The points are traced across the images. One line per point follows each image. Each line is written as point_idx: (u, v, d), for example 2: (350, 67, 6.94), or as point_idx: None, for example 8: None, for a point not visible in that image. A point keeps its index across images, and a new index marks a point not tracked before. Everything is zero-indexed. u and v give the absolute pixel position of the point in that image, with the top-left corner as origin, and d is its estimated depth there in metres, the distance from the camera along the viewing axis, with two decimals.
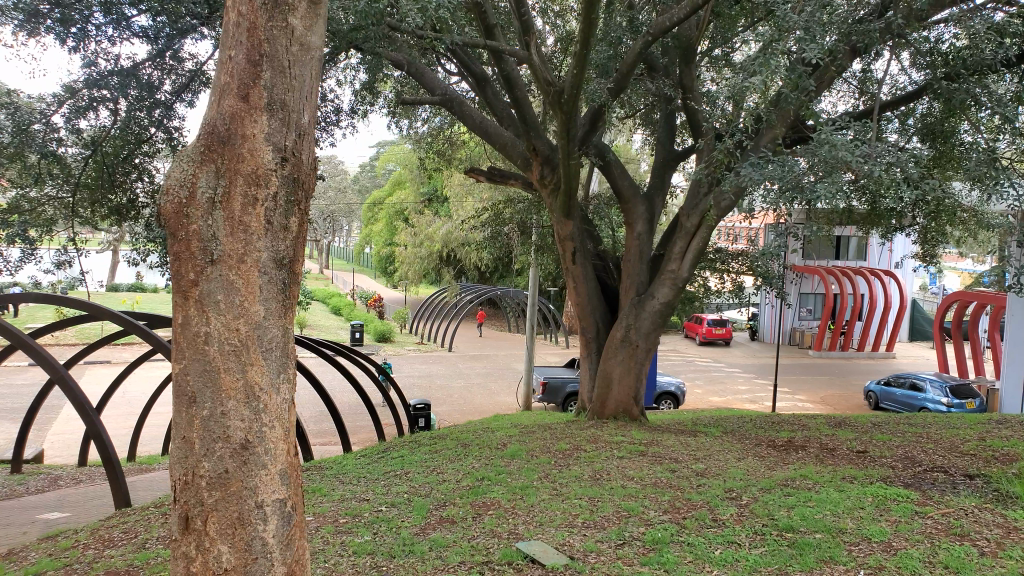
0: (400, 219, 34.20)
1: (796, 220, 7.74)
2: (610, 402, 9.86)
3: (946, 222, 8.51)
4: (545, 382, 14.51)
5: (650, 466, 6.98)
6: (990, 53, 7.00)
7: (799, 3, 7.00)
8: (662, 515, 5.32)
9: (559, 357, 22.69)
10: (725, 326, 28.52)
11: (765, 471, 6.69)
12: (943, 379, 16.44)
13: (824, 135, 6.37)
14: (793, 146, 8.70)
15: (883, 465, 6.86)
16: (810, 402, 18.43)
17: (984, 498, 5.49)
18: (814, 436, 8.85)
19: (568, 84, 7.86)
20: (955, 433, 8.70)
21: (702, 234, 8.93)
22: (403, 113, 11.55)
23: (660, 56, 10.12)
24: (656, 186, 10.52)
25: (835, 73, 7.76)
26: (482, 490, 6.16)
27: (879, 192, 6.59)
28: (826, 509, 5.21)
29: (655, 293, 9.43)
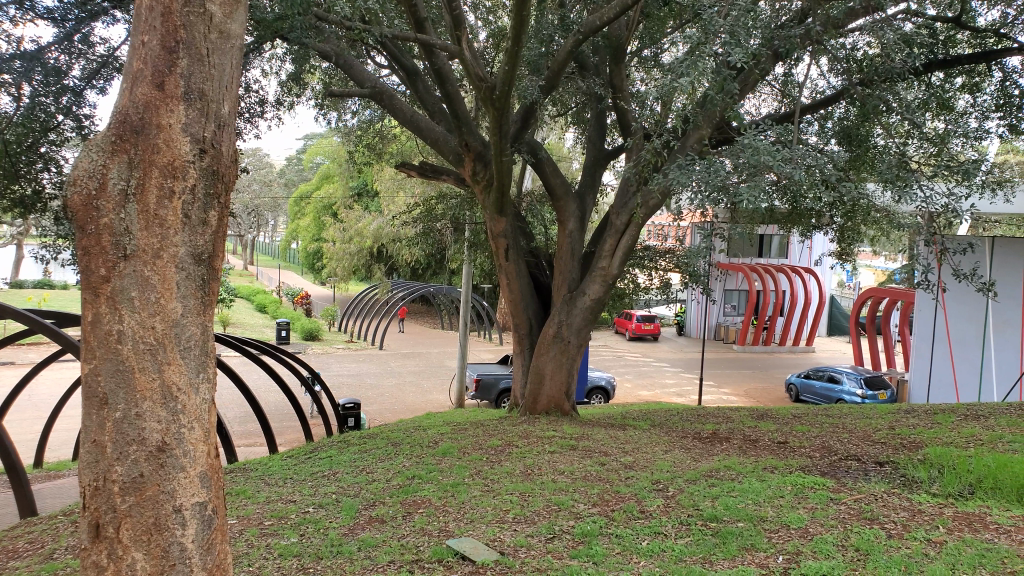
0: (328, 214, 33.62)
1: (721, 219, 7.94)
2: (542, 398, 9.92)
3: (863, 223, 8.86)
4: (477, 379, 14.52)
5: (580, 460, 7.05)
6: (900, 62, 7.33)
7: (724, 7, 7.19)
8: (590, 508, 5.38)
9: (491, 354, 22.71)
10: (654, 323, 29.09)
11: (690, 463, 6.84)
12: (859, 371, 17.15)
13: (748, 137, 6.55)
14: (719, 147, 8.88)
15: (801, 455, 7.10)
16: (734, 395, 18.95)
17: (894, 483, 5.75)
18: (737, 428, 9.10)
19: (500, 81, 7.86)
20: (869, 423, 9.09)
21: (632, 231, 9.03)
22: (331, 105, 11.36)
23: (590, 55, 10.23)
24: (587, 184, 10.62)
25: (758, 77, 7.99)
26: (413, 489, 6.10)
27: (799, 193, 6.80)
28: (749, 498, 5.36)
29: (586, 290, 9.52)
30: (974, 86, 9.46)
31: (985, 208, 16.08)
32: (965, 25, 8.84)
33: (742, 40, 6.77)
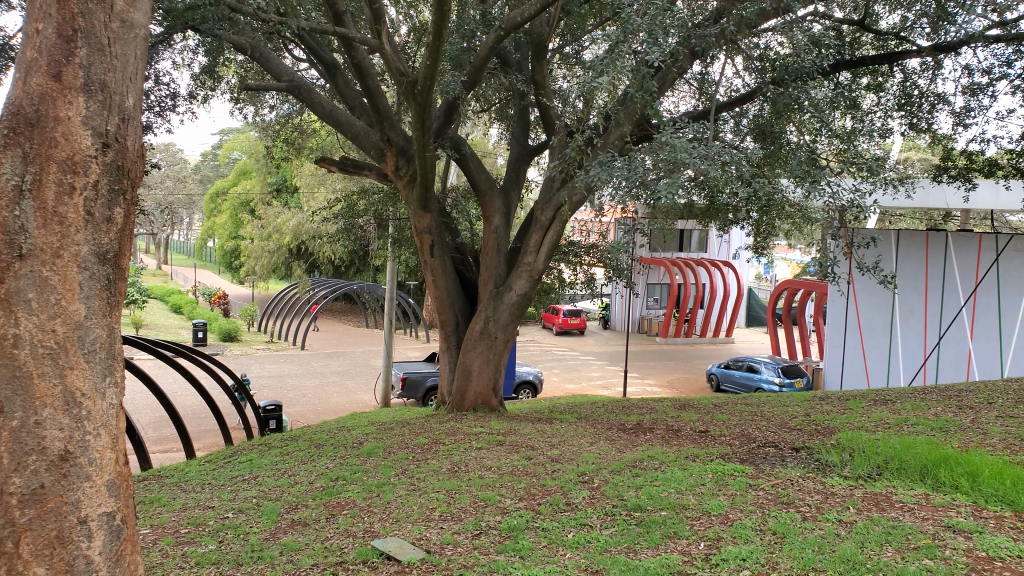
0: (246, 211, 32.72)
1: (642, 215, 8.10)
2: (469, 395, 9.92)
3: (777, 218, 9.19)
4: (403, 378, 14.39)
5: (507, 455, 7.08)
6: (810, 62, 7.62)
7: (642, 6, 7.33)
8: (517, 503, 5.41)
9: (419, 353, 22.52)
10: (579, 317, 29.48)
11: (616, 454, 6.96)
12: (776, 361, 17.77)
13: (666, 135, 6.69)
14: (639, 143, 9.03)
15: (721, 443, 7.32)
16: (658, 387, 19.40)
17: (808, 468, 6.00)
18: (660, 419, 9.31)
19: (421, 76, 7.81)
20: (786, 410, 9.44)
21: (557, 227, 9.08)
22: (248, 99, 11.04)
23: (513, 51, 10.28)
24: (512, 180, 10.65)
25: (676, 75, 8.18)
26: (336, 490, 6.00)
27: (716, 189, 7.00)
28: (671, 487, 5.50)
29: (512, 287, 9.55)
30: (878, 86, 9.93)
31: (887, 202, 16.97)
32: (869, 27, 9.27)
33: (660, 39, 6.92)
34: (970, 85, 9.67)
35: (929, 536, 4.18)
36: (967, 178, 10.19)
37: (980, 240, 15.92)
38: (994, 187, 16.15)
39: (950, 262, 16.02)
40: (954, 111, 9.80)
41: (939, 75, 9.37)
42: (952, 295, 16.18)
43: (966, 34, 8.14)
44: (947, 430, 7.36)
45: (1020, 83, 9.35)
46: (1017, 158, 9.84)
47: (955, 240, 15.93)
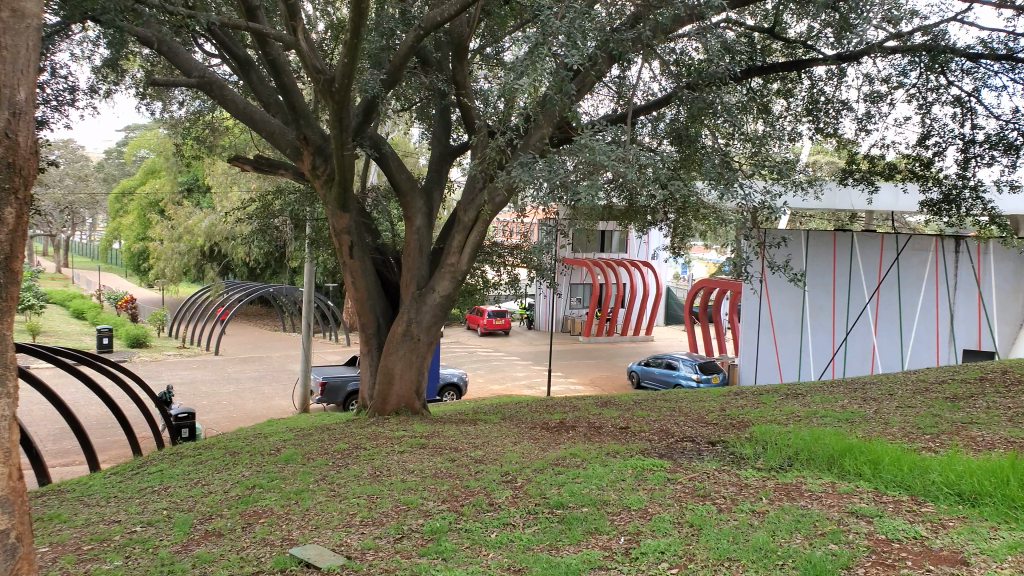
0: (155, 210, 31.50)
1: (564, 217, 8.18)
2: (392, 398, 9.82)
3: (693, 220, 9.43)
4: (323, 383, 14.11)
5: (429, 458, 7.03)
6: (723, 67, 7.86)
7: (561, 9, 7.42)
8: (439, 505, 5.38)
9: (339, 356, 22.15)
10: (503, 317, 29.58)
11: (538, 452, 7.02)
12: (693, 357, 18.30)
13: (585, 137, 6.78)
14: (560, 145, 9.12)
15: (642, 439, 7.48)
16: (581, 385, 19.68)
17: (724, 460, 6.19)
18: (583, 417, 9.43)
19: (339, 74, 7.67)
20: (703, 405, 9.71)
21: (479, 228, 9.05)
22: (155, 94, 10.62)
23: (433, 51, 10.25)
24: (433, 180, 10.57)
25: (594, 79, 8.25)
26: (253, 498, 5.83)
27: (635, 191, 7.13)
28: (592, 483, 5.57)
29: (434, 287, 9.48)
30: (787, 91, 10.33)
31: (797, 204, 17.70)
32: (778, 35, 9.65)
33: (578, 42, 7.02)
34: (870, 93, 10.18)
35: (835, 522, 4.37)
36: (870, 181, 10.71)
37: (883, 239, 16.88)
38: (894, 190, 17.03)
39: (856, 260, 17.04)
40: (856, 117, 10.29)
41: (843, 83, 9.83)
42: (858, 292, 17.12)
43: (866, 43, 8.58)
44: (853, 421, 7.72)
45: (916, 92, 9.91)
46: (914, 162, 10.45)
47: (860, 239, 16.99)
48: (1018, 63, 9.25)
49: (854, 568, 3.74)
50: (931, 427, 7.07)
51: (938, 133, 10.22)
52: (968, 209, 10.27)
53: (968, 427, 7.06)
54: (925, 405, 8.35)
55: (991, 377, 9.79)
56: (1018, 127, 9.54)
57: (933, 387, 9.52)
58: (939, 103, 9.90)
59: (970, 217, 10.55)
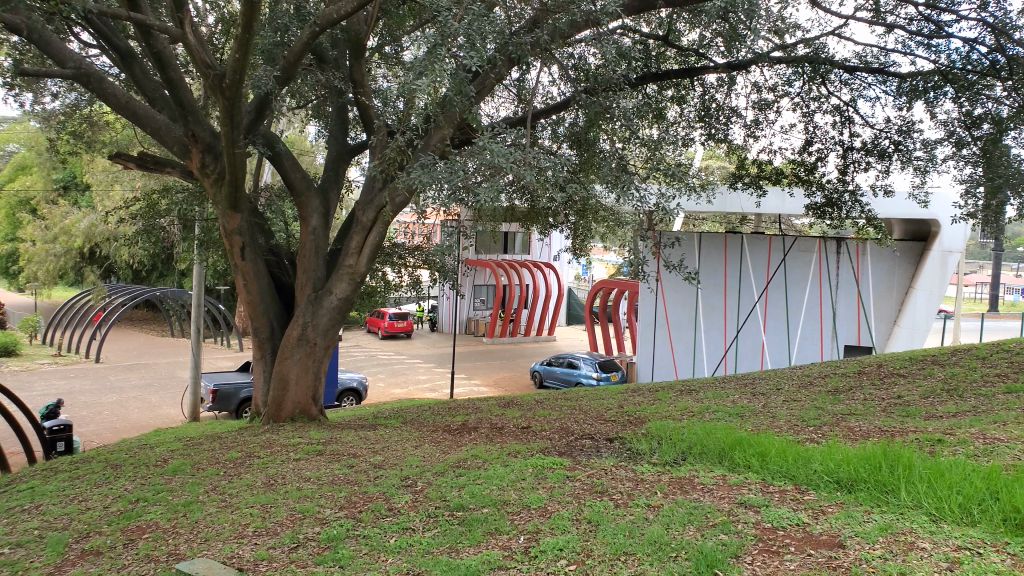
0: (26, 210, 29.48)
1: (465, 218, 8.16)
2: (287, 404, 9.56)
3: (592, 222, 9.61)
4: (214, 390, 13.55)
5: (328, 465, 6.87)
6: (619, 73, 8.05)
7: (460, 11, 7.42)
8: (337, 512, 5.26)
9: (232, 362, 21.34)
10: (405, 320, 29.28)
11: (439, 455, 6.98)
12: (593, 356, 18.65)
13: (484, 139, 6.79)
14: (461, 146, 9.10)
15: (542, 438, 7.55)
16: (484, 386, 19.72)
17: (621, 456, 6.36)
18: (485, 418, 9.46)
19: (230, 69, 7.41)
20: (602, 403, 9.92)
21: (378, 229, 8.88)
22: (24, 85, 9.93)
23: (329, 48, 10.06)
24: (331, 180, 10.33)
25: (494, 82, 8.28)
26: (136, 513, 5.53)
27: (535, 193, 7.19)
28: (493, 484, 5.60)
29: (331, 290, 9.26)
30: (681, 98, 10.69)
31: (690, 206, 18.41)
32: (671, 44, 9.98)
33: (478, 44, 7.05)
34: (757, 101, 10.68)
35: (725, 513, 4.55)
36: (758, 186, 11.22)
37: (770, 240, 17.91)
38: (780, 195, 17.95)
39: (745, 261, 17.94)
40: (745, 124, 10.77)
41: (732, 91, 10.27)
42: (748, 291, 18.05)
43: (754, 54, 8.99)
44: (743, 415, 8.07)
45: (800, 101, 10.46)
46: (798, 167, 11.03)
47: (749, 242, 17.90)
48: (889, 76, 9.92)
49: (742, 556, 3.90)
50: (813, 419, 7.48)
51: (820, 140, 10.84)
52: (847, 211, 10.92)
53: (846, 418, 7.52)
54: (808, 398, 8.83)
55: (867, 371, 10.46)
56: (890, 136, 10.23)
57: (815, 381, 10.08)
58: (820, 112, 10.49)
59: (849, 218, 11.23)
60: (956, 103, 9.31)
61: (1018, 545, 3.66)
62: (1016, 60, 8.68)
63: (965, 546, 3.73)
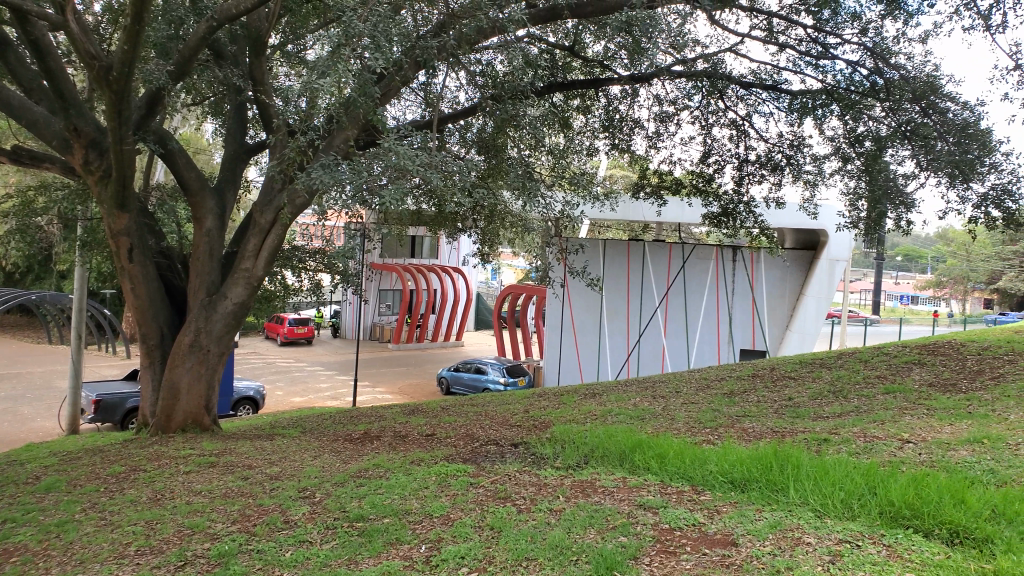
0: None
1: (369, 222, 8.00)
2: (177, 415, 9.12)
3: (499, 228, 9.62)
4: (98, 401, 12.79)
5: (221, 477, 6.56)
6: (524, 80, 8.10)
7: (364, 11, 7.27)
8: (229, 527, 5.03)
9: (118, 371, 20.19)
10: (307, 326, 28.52)
11: (340, 465, 6.79)
12: (501, 361, 18.67)
13: (389, 142, 6.69)
14: (366, 149, 8.92)
15: (447, 445, 7.47)
16: (388, 393, 19.43)
17: (525, 461, 6.36)
18: (388, 426, 9.29)
19: (117, 62, 7.01)
20: (508, 408, 9.93)
21: (277, 232, 8.57)
22: None
23: (227, 43, 9.68)
24: (227, 180, 9.93)
25: (400, 85, 8.14)
26: (3, 535, 5.13)
27: (442, 197, 7.13)
28: (395, 493, 5.49)
29: (226, 295, 8.86)
30: (586, 108, 10.84)
31: (594, 214, 18.76)
32: (577, 54, 10.13)
33: (383, 46, 6.94)
34: (659, 112, 10.98)
35: (624, 515, 4.62)
36: (659, 196, 11.56)
37: (671, 247, 18.48)
38: (680, 204, 18.53)
39: (645, 268, 18.73)
40: (648, 135, 11.07)
41: (635, 102, 10.54)
42: (649, 297, 18.76)
43: (656, 67, 9.22)
44: (643, 418, 8.24)
45: (699, 114, 10.82)
46: (697, 178, 11.41)
47: (650, 249, 18.43)
48: (781, 93, 10.40)
49: (641, 557, 3.96)
50: (709, 421, 7.73)
51: (718, 152, 11.24)
52: (742, 221, 11.40)
53: (742, 419, 7.79)
54: (706, 400, 9.13)
55: (760, 374, 10.89)
56: (782, 150, 10.72)
57: (712, 384, 10.42)
58: (718, 125, 10.89)
59: (743, 228, 11.72)
60: (841, 120, 9.85)
61: (893, 537, 3.87)
62: (893, 83, 9.27)
63: (846, 539, 3.91)
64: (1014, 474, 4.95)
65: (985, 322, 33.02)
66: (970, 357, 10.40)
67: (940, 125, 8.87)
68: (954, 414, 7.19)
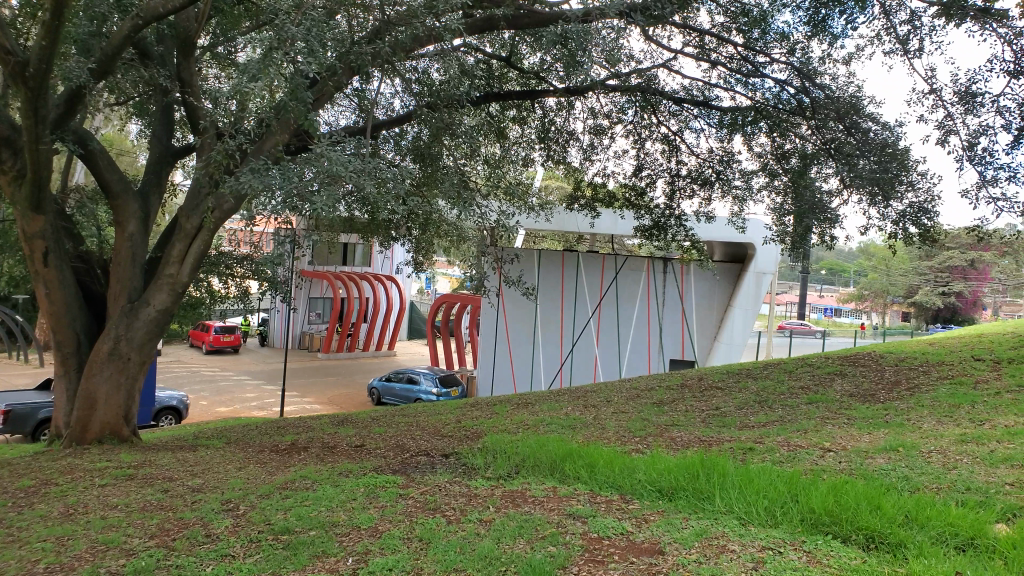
0: None
1: (299, 229, 7.88)
2: (93, 425, 8.74)
3: (434, 236, 9.60)
4: (7, 411, 12.16)
5: (139, 490, 6.33)
6: (460, 89, 8.13)
7: (297, 15, 7.18)
8: (146, 542, 4.86)
9: (31, 381, 19.26)
10: (233, 334, 27.81)
11: (266, 477, 6.64)
12: (434, 371, 18.55)
13: (321, 147, 6.61)
14: (297, 154, 8.79)
15: (377, 456, 7.40)
16: (317, 403, 19.09)
17: (456, 472, 6.35)
18: (317, 436, 9.13)
19: (34, 57, 6.74)
20: (440, 418, 9.89)
21: (204, 237, 8.34)
22: None
23: (154, 42, 9.42)
24: (151, 183, 9.63)
25: (333, 90, 8.05)
26: None
27: (375, 205, 7.08)
28: (322, 505, 5.40)
29: (149, 300, 8.54)
30: (522, 119, 10.95)
31: (529, 224, 18.91)
32: (513, 65, 10.21)
33: (317, 50, 6.87)
34: (594, 126, 11.18)
35: (554, 524, 4.66)
36: (592, 208, 11.76)
37: (603, 259, 18.76)
38: (613, 216, 18.83)
39: (580, 278, 18.67)
40: (583, 147, 11.25)
41: (571, 115, 10.71)
42: (582, 307, 18.79)
43: (591, 81, 9.38)
44: (575, 427, 8.34)
45: (632, 128, 11.06)
46: (630, 191, 11.64)
47: (583, 260, 18.67)
48: (712, 110, 10.72)
49: (570, 567, 4.00)
50: (640, 430, 7.87)
51: (650, 166, 11.50)
52: (673, 234, 11.69)
53: (670, 428, 7.96)
54: (636, 410, 9.29)
55: (688, 384, 11.16)
56: (712, 165, 11.04)
57: (642, 394, 10.60)
58: (650, 139, 11.15)
59: (674, 241, 12.01)
60: (769, 138, 10.22)
61: (812, 543, 4.03)
62: (818, 103, 9.67)
63: (768, 546, 4.04)
64: (926, 480, 5.21)
65: (901, 334, 34.60)
66: (886, 368, 10.88)
67: (862, 145, 9.30)
68: (871, 423, 7.51)
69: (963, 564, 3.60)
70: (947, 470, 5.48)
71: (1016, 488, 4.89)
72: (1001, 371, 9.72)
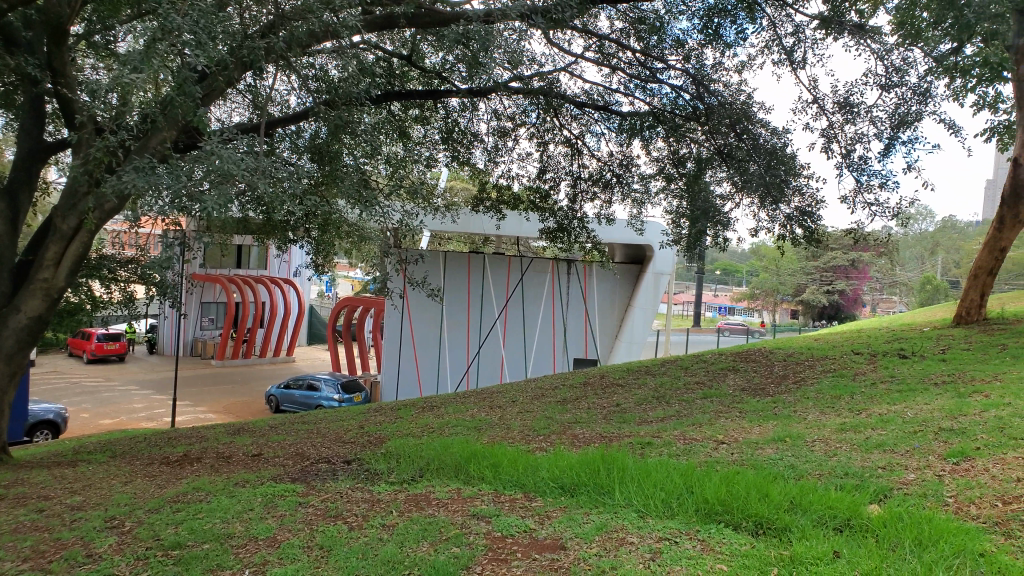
0: None
1: (187, 230, 7.56)
2: None
3: (334, 238, 9.42)
4: None
5: (10, 511, 5.92)
6: (359, 87, 7.99)
7: (183, 5, 6.88)
8: (19, 565, 4.56)
9: None
10: (118, 342, 26.41)
11: (154, 491, 6.34)
12: (335, 377, 18.16)
13: (212, 145, 6.36)
14: (187, 152, 8.44)
15: (275, 465, 7.19)
16: (212, 412, 18.39)
17: (358, 478, 6.25)
18: (210, 447, 8.78)
19: None
20: (340, 424, 9.71)
21: (82, 239, 7.90)
22: None
23: (22, 30, 8.82)
24: (21, 180, 9.02)
25: (224, 86, 7.77)
26: None
27: (271, 206, 6.88)
28: (216, 517, 5.21)
29: (19, 306, 7.99)
30: (424, 119, 10.91)
31: (435, 225, 19.00)
32: (415, 64, 10.14)
33: (206, 43, 6.59)
34: (498, 127, 11.26)
35: (457, 526, 4.67)
36: (496, 209, 11.86)
37: (509, 261, 18.87)
38: (518, 218, 18.93)
39: (485, 278, 18.63)
40: (486, 149, 11.31)
41: (474, 116, 10.74)
42: (487, 308, 18.84)
43: (493, 82, 9.44)
44: (479, 428, 8.36)
45: (535, 131, 11.22)
46: (534, 194, 11.78)
47: (488, 262, 18.69)
48: (611, 114, 10.99)
49: (472, 567, 4.02)
50: (543, 429, 7.99)
51: (553, 169, 11.68)
52: (575, 236, 11.91)
53: (572, 426, 8.12)
54: (539, 409, 9.41)
55: (589, 382, 11.39)
56: (611, 168, 11.32)
57: (545, 393, 10.74)
58: (553, 142, 11.34)
59: (577, 243, 12.23)
60: (665, 142, 10.56)
61: (705, 532, 4.20)
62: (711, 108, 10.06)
63: (665, 536, 4.19)
64: (810, 468, 5.51)
65: (790, 330, 36.43)
66: (774, 363, 11.45)
67: (751, 150, 9.75)
68: (761, 416, 7.89)
69: (840, 544, 3.84)
70: (828, 457, 5.82)
71: (887, 471, 5.26)
72: (875, 363, 10.41)
